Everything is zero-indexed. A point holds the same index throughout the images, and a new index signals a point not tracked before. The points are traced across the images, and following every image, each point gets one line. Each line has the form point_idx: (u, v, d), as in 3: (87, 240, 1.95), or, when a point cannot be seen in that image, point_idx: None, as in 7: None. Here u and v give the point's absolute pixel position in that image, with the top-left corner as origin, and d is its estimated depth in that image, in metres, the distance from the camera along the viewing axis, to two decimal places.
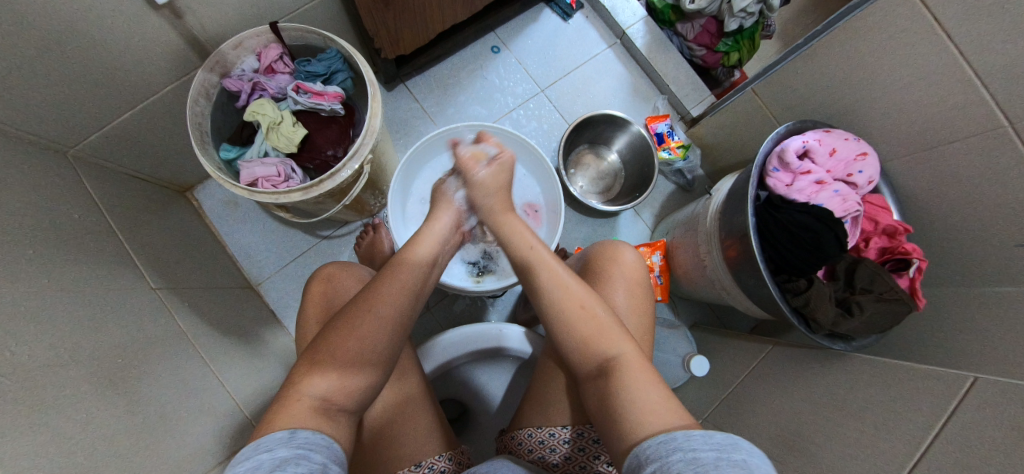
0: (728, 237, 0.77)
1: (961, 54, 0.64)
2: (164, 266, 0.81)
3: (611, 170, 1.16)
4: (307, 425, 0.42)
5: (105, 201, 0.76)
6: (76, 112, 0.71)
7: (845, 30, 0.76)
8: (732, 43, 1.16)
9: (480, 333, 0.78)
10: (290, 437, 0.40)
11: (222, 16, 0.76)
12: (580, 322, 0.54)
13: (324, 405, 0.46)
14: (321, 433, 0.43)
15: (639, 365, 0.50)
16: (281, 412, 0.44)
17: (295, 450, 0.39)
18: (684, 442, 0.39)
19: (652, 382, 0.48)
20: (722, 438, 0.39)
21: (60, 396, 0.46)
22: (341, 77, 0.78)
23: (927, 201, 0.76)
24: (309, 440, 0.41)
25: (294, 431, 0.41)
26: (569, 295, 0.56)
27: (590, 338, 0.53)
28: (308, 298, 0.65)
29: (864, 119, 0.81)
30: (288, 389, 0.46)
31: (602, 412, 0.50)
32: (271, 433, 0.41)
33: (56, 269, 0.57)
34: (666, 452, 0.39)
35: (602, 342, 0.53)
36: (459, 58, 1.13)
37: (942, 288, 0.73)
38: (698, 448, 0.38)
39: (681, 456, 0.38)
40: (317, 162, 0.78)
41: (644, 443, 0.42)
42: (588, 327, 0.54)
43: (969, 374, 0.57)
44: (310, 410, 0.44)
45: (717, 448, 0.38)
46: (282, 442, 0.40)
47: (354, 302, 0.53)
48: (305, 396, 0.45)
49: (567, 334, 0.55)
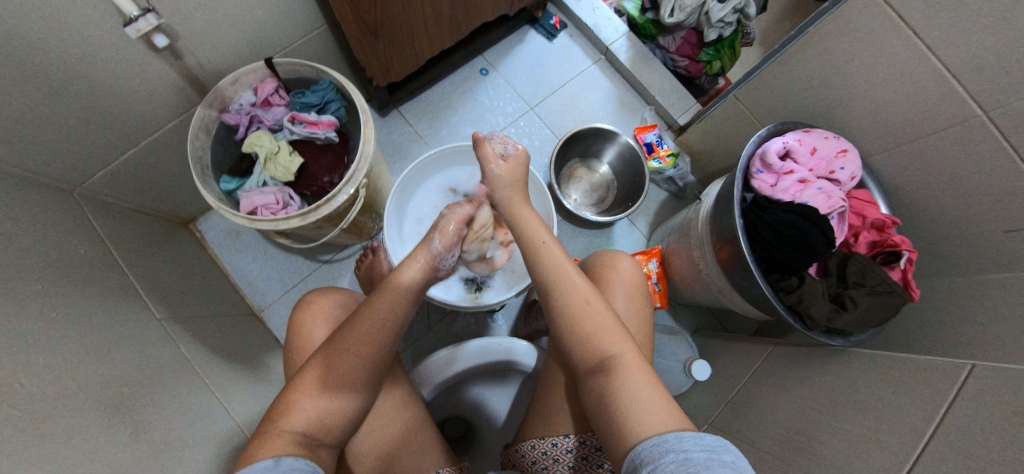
0: (719, 239, 0.78)
1: (930, 49, 0.67)
2: (168, 296, 0.82)
3: (604, 182, 1.18)
4: (290, 454, 0.44)
5: (109, 235, 0.78)
6: (81, 152, 0.74)
7: (817, 33, 0.79)
8: (713, 53, 1.20)
9: (482, 348, 0.78)
10: (274, 465, 0.41)
11: (220, 54, 0.80)
12: (582, 316, 0.55)
13: (305, 441, 0.47)
14: (304, 460, 0.44)
15: (636, 365, 0.51)
16: (264, 445, 0.44)
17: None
18: (675, 443, 0.40)
19: (650, 384, 0.48)
20: (713, 438, 0.40)
21: (67, 426, 0.47)
22: (334, 106, 0.81)
23: (913, 194, 0.77)
24: (293, 467, 0.42)
25: (278, 459, 0.42)
26: (576, 291, 0.56)
27: (591, 335, 0.53)
28: (299, 324, 0.66)
29: (844, 117, 0.83)
30: (268, 424, 0.47)
31: (601, 413, 0.50)
32: (253, 463, 0.41)
33: (64, 304, 0.59)
34: (659, 454, 0.40)
35: (603, 341, 0.53)
36: (449, 82, 1.17)
37: (935, 278, 0.73)
38: (687, 449, 0.39)
39: (673, 458, 0.38)
40: (314, 188, 0.81)
41: (639, 446, 0.43)
42: (588, 323, 0.54)
43: (967, 362, 0.57)
44: (290, 443, 0.45)
45: (708, 449, 0.39)
46: (267, 469, 0.40)
47: (341, 329, 0.53)
48: (287, 431, 0.46)
49: (570, 330, 0.55)
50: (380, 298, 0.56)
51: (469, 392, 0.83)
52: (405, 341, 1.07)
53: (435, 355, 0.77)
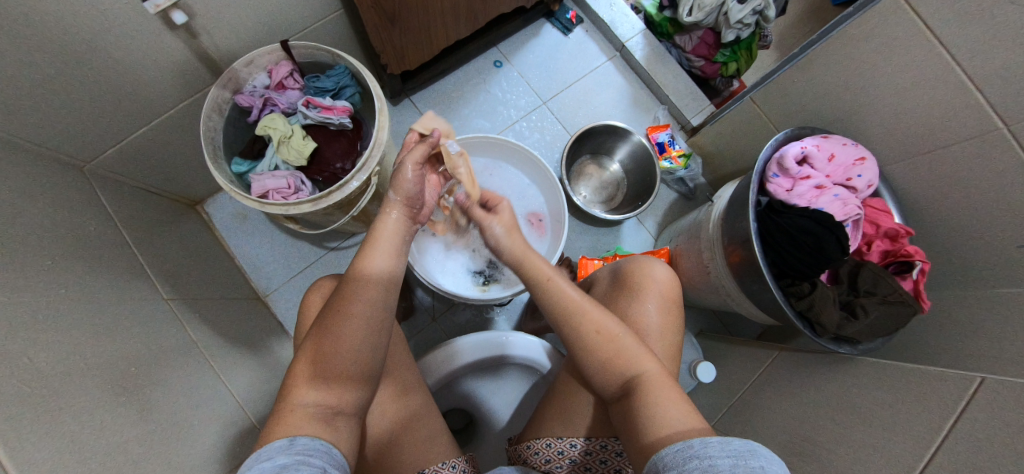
0: (731, 242, 0.78)
1: (954, 59, 0.66)
2: (175, 277, 0.82)
3: (614, 180, 1.17)
4: (306, 433, 0.44)
5: (118, 214, 0.78)
6: (92, 129, 0.73)
7: (839, 39, 0.78)
8: (729, 54, 1.18)
9: (485, 341, 0.79)
10: (290, 445, 0.42)
11: (235, 35, 0.79)
12: (598, 346, 0.54)
13: (320, 412, 0.47)
14: (319, 439, 0.44)
15: (661, 383, 0.50)
16: (279, 423, 0.45)
17: (294, 457, 0.40)
18: (700, 448, 0.39)
19: (676, 399, 0.48)
20: (739, 443, 0.39)
21: (75, 404, 0.47)
22: (349, 92, 0.81)
23: (928, 205, 0.77)
24: (307, 447, 0.42)
25: (293, 438, 0.42)
26: (588, 321, 0.56)
27: (611, 362, 0.53)
28: (305, 308, 0.66)
29: (862, 125, 0.82)
30: (283, 399, 0.47)
31: (626, 432, 0.50)
32: (270, 443, 0.42)
33: (72, 281, 0.58)
34: (683, 460, 0.39)
35: (624, 363, 0.53)
36: (462, 73, 1.16)
37: (947, 290, 0.73)
38: (713, 455, 0.38)
39: (697, 464, 0.38)
40: (326, 174, 0.80)
41: (663, 452, 0.43)
42: (604, 350, 0.54)
43: (977, 375, 0.57)
44: (305, 417, 0.46)
45: (735, 454, 0.38)
46: (282, 450, 0.41)
47: (333, 301, 0.51)
48: (299, 406, 0.46)
49: (588, 357, 0.55)
50: (361, 287, 0.51)
51: (473, 384, 0.83)
52: (409, 331, 1.07)
53: (438, 347, 0.78)
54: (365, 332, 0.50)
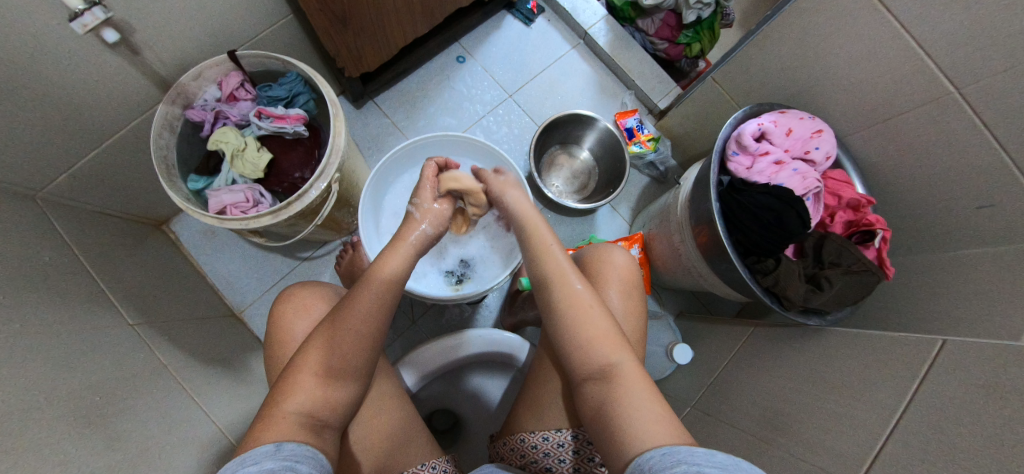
0: (698, 224, 0.78)
1: (903, 27, 0.66)
2: (142, 300, 0.81)
3: (585, 169, 1.17)
4: (291, 441, 0.44)
5: (74, 240, 0.76)
6: (38, 155, 0.71)
7: (793, 12, 0.78)
8: (692, 35, 1.19)
9: (472, 341, 0.78)
10: (276, 450, 0.42)
11: (181, 47, 0.76)
12: (588, 324, 0.55)
13: (308, 420, 0.48)
14: (304, 446, 0.45)
15: (636, 376, 0.51)
16: (266, 431, 0.45)
17: (281, 462, 0.40)
18: (689, 457, 0.39)
19: (650, 393, 0.49)
20: (725, 456, 0.38)
21: (34, 439, 0.46)
22: (303, 99, 0.79)
23: (889, 173, 0.77)
24: (295, 453, 0.43)
25: (279, 445, 0.43)
26: (583, 299, 0.57)
27: (598, 344, 0.54)
28: (277, 318, 0.65)
29: (820, 99, 0.82)
30: (270, 407, 0.48)
31: (598, 419, 0.50)
32: (255, 449, 0.42)
33: (30, 313, 0.57)
34: (670, 464, 0.39)
35: (607, 351, 0.53)
36: (425, 71, 1.15)
37: (909, 256, 0.74)
38: (700, 462, 0.38)
39: (685, 469, 0.38)
40: (285, 184, 0.78)
41: (643, 455, 0.43)
42: (594, 332, 0.55)
43: (939, 338, 0.58)
44: (293, 425, 0.47)
45: (721, 464, 0.37)
46: (267, 455, 0.41)
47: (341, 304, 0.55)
48: (289, 413, 0.47)
49: (574, 333, 0.55)
50: (369, 284, 0.56)
51: (455, 382, 0.84)
52: (391, 336, 1.07)
53: (421, 346, 0.76)
54: (368, 341, 0.54)
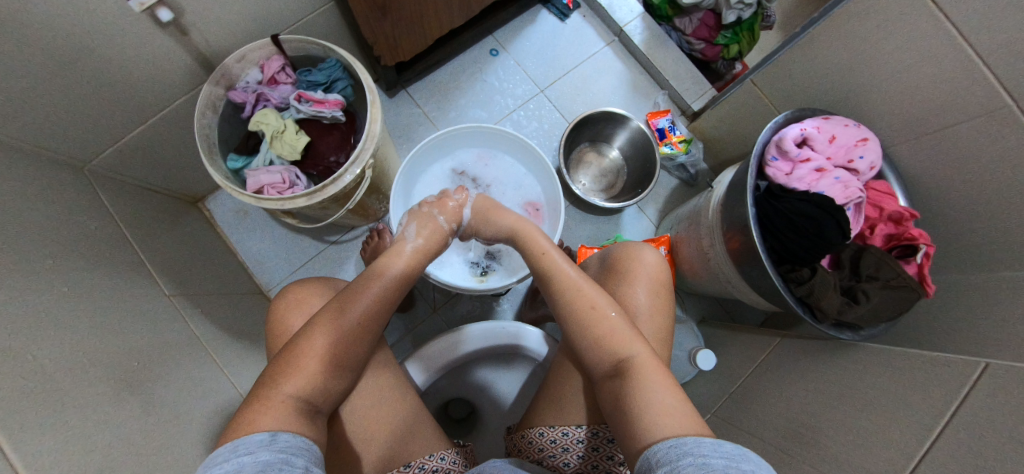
0: (730, 229, 0.76)
1: (961, 35, 0.63)
2: (177, 274, 0.83)
3: (614, 168, 1.16)
4: (286, 429, 0.44)
5: (117, 212, 0.79)
6: (89, 129, 0.74)
7: (842, 16, 0.76)
8: (731, 36, 1.16)
9: (484, 334, 0.79)
10: (271, 440, 0.42)
11: (226, 30, 0.78)
12: (593, 321, 0.57)
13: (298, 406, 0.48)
14: (300, 437, 0.44)
15: (651, 367, 0.51)
16: (261, 413, 0.45)
17: (277, 455, 0.40)
18: (694, 447, 0.40)
19: (663, 382, 0.49)
20: (733, 446, 0.39)
21: (80, 399, 0.48)
22: (341, 85, 0.80)
23: (937, 186, 0.74)
24: (290, 445, 0.42)
25: (274, 435, 0.42)
26: (586, 298, 0.60)
27: (605, 339, 0.55)
28: (276, 312, 0.66)
29: (865, 107, 0.80)
30: (264, 391, 0.48)
31: (615, 413, 0.50)
32: (249, 435, 0.42)
33: (76, 280, 0.60)
34: (676, 456, 0.40)
35: (618, 345, 0.54)
36: (458, 63, 1.15)
37: (952, 274, 0.71)
38: (706, 454, 0.38)
39: (691, 461, 0.38)
40: (320, 168, 0.80)
41: (653, 448, 0.43)
42: (602, 328, 0.56)
43: (981, 360, 0.56)
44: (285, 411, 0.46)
45: (727, 455, 0.38)
46: (263, 444, 0.41)
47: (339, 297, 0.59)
48: (280, 398, 0.47)
49: (581, 334, 0.58)
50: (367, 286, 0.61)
51: (475, 375, 0.84)
52: (411, 323, 1.08)
53: (432, 342, 0.77)
54: (355, 336, 0.56)
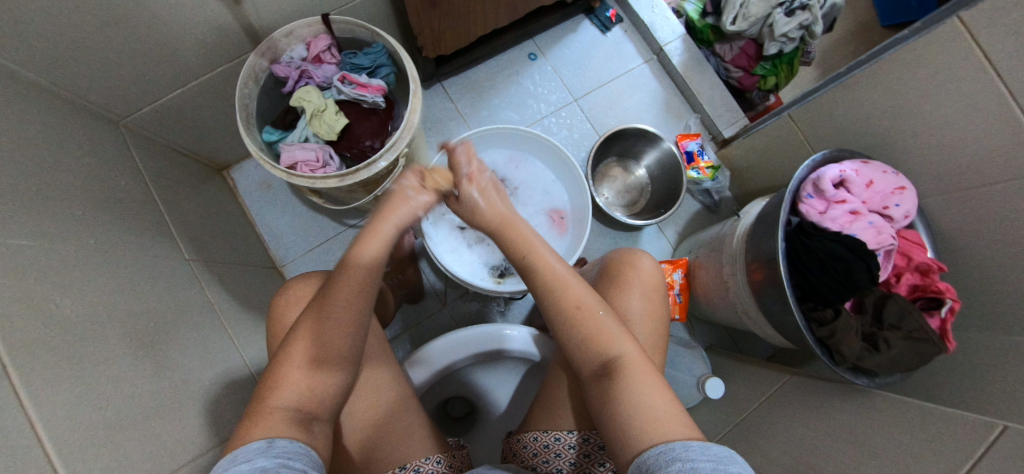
0: (755, 260, 0.76)
1: (1012, 94, 0.63)
2: (197, 239, 0.83)
3: (638, 185, 1.16)
4: (285, 435, 0.44)
5: (148, 170, 0.79)
6: (130, 86, 0.74)
7: (891, 62, 0.76)
8: (770, 67, 1.15)
9: (473, 338, 0.77)
10: (269, 447, 0.41)
11: (277, 4, 0.78)
12: (581, 322, 0.53)
13: (297, 415, 0.47)
14: (298, 442, 0.44)
15: (641, 369, 0.50)
16: (255, 425, 0.44)
17: (274, 459, 0.40)
18: (682, 452, 0.40)
19: (654, 386, 0.49)
20: (720, 449, 0.40)
21: (98, 353, 0.48)
22: (384, 71, 0.80)
23: (968, 242, 0.74)
24: (287, 448, 0.42)
25: (272, 440, 0.42)
26: (570, 296, 0.54)
27: (593, 341, 0.53)
28: (278, 308, 0.64)
29: (902, 155, 0.80)
30: (259, 401, 0.47)
31: (603, 416, 0.49)
32: (247, 445, 0.42)
33: (103, 234, 0.60)
34: (664, 463, 0.39)
35: (605, 346, 0.52)
36: (496, 63, 1.15)
37: (974, 332, 0.71)
38: (694, 459, 0.39)
39: (679, 467, 0.38)
40: (355, 150, 0.80)
41: (644, 454, 0.42)
42: (589, 329, 0.53)
43: (999, 422, 0.56)
44: (283, 420, 0.45)
45: (715, 459, 0.39)
46: (261, 451, 0.41)
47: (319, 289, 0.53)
48: (277, 408, 0.46)
49: (569, 336, 0.54)
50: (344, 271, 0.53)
51: (472, 376, 0.82)
52: (420, 316, 1.09)
53: (423, 348, 0.76)
54: (346, 331, 0.51)
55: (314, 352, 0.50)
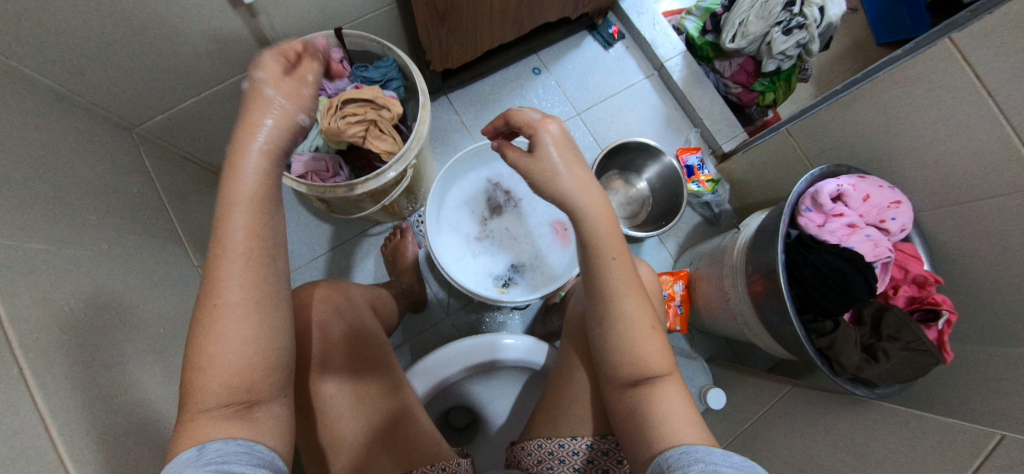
0: (755, 272, 0.78)
1: (1002, 113, 0.65)
2: (204, 246, 0.84)
3: (640, 197, 1.18)
4: (220, 435, 0.39)
5: (159, 178, 0.81)
6: (145, 96, 0.76)
7: (885, 80, 0.78)
8: (768, 84, 1.18)
9: (471, 349, 0.78)
10: (198, 455, 0.37)
11: (290, 19, 0.81)
12: (643, 338, 0.52)
13: (226, 410, 0.40)
14: (237, 439, 0.39)
15: (678, 386, 0.51)
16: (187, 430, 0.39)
17: (205, 468, 0.36)
18: (706, 455, 0.41)
19: (686, 402, 0.49)
20: (741, 458, 0.40)
21: (111, 357, 0.49)
22: (395, 84, 0.83)
23: (963, 256, 0.75)
24: (222, 451, 0.38)
25: (203, 446, 0.38)
26: (642, 314, 0.53)
27: (646, 356, 0.52)
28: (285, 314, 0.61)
29: (897, 170, 0.82)
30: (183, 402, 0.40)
31: (631, 422, 0.50)
32: (179, 454, 0.37)
33: (116, 240, 0.61)
34: (687, 462, 0.40)
35: (652, 362, 0.52)
36: (500, 76, 1.18)
37: (971, 345, 0.72)
38: (716, 462, 0.39)
39: (702, 468, 0.39)
40: (363, 161, 0.83)
41: (668, 454, 0.43)
42: (647, 345, 0.52)
43: (998, 432, 0.57)
44: (211, 422, 0.39)
45: (736, 465, 0.39)
46: (190, 461, 0.36)
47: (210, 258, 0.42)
48: (202, 412, 0.39)
49: (625, 347, 0.52)
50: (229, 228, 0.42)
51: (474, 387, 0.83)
52: (423, 325, 1.09)
53: (424, 360, 0.77)
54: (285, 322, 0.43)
55: (218, 349, 0.40)
